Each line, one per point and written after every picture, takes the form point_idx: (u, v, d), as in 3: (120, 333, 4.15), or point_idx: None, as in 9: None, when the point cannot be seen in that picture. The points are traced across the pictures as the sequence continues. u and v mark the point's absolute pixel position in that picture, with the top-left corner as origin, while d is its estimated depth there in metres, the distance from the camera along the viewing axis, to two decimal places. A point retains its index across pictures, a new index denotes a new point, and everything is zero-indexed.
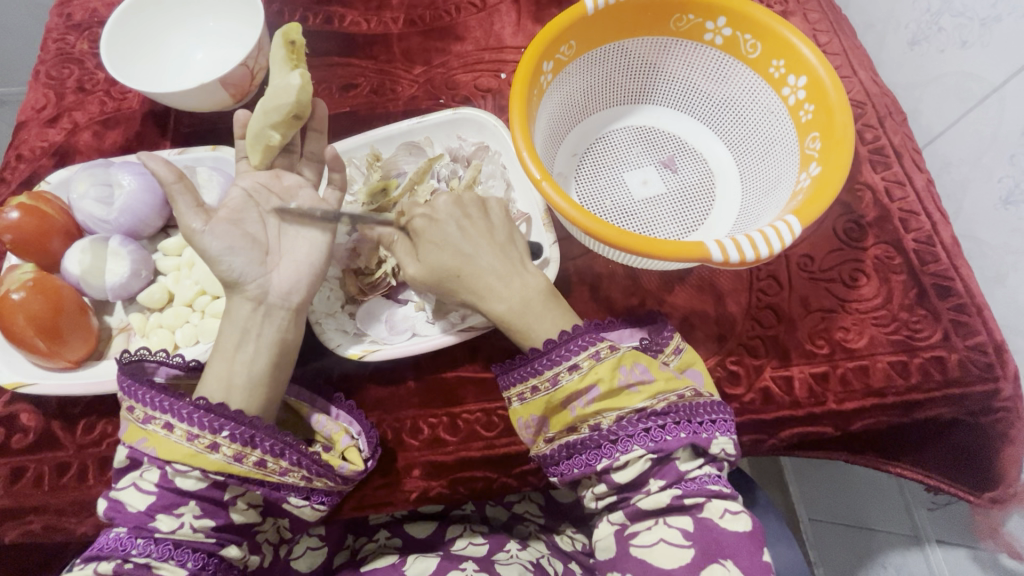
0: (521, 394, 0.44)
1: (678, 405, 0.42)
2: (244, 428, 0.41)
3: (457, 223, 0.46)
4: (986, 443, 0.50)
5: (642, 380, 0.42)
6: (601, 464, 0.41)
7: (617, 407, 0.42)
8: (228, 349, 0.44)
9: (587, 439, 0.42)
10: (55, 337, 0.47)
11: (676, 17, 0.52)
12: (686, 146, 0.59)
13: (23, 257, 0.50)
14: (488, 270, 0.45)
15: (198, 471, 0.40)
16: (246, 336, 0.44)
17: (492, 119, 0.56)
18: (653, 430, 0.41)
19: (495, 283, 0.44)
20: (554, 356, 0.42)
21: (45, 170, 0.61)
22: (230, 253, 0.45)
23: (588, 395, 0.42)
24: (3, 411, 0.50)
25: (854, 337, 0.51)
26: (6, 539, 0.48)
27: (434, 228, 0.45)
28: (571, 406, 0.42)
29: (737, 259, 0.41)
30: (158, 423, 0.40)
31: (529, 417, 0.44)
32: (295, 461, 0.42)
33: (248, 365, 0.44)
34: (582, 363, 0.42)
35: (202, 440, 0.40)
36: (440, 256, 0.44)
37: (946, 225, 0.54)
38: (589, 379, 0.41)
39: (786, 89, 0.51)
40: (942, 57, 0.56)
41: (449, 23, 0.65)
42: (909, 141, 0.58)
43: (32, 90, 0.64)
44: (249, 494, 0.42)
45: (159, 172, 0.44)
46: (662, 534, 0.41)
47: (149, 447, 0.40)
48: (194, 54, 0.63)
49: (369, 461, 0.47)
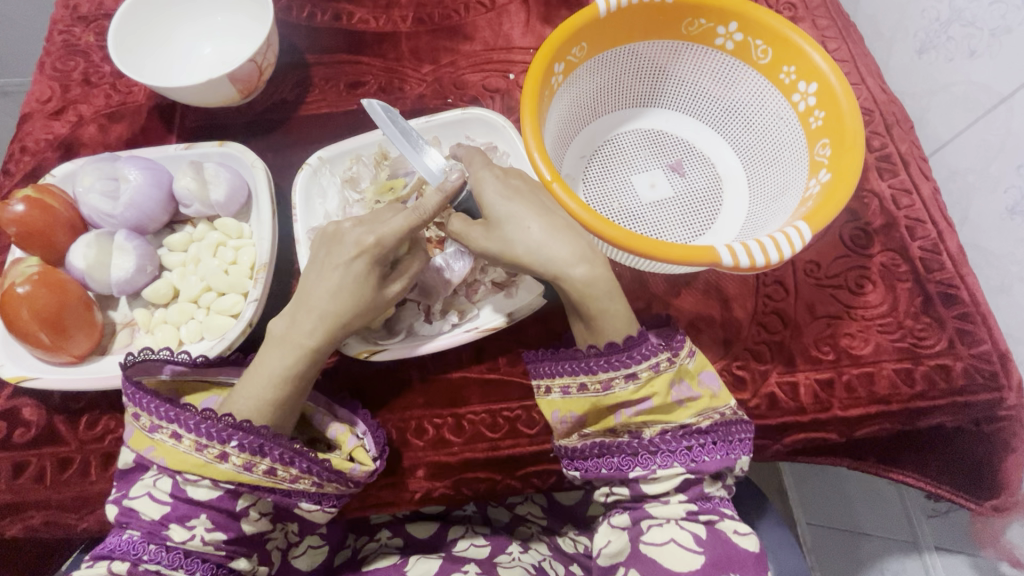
0: (566, 387, 0.44)
1: (718, 424, 0.42)
2: (252, 438, 0.40)
3: (503, 201, 0.44)
4: (988, 451, 0.50)
5: (690, 396, 0.42)
6: (633, 471, 0.42)
7: (663, 420, 0.42)
8: (283, 364, 0.42)
9: (625, 444, 0.43)
10: (60, 332, 0.47)
11: (688, 21, 0.52)
12: (694, 150, 0.58)
13: (27, 250, 0.50)
14: (563, 230, 0.44)
15: (208, 480, 0.40)
16: (305, 374, 0.43)
17: (501, 120, 0.56)
18: (694, 449, 0.42)
19: (571, 246, 0.43)
20: (613, 361, 0.42)
21: (49, 163, 0.61)
22: (330, 295, 0.43)
23: (638, 406, 0.42)
24: (5, 405, 0.50)
25: (860, 344, 0.51)
26: (5, 534, 0.48)
27: (500, 193, 0.44)
28: (618, 412, 0.43)
29: (747, 264, 0.41)
30: (165, 433, 0.41)
31: (567, 413, 0.44)
32: (304, 468, 0.42)
33: (299, 390, 0.43)
34: (640, 373, 0.42)
35: (210, 450, 0.40)
36: (506, 217, 0.44)
37: (952, 234, 0.54)
38: (644, 392, 0.42)
39: (797, 96, 0.51)
40: (950, 66, 0.56)
41: (458, 22, 0.65)
42: (917, 149, 0.58)
43: (37, 81, 0.64)
44: (261, 504, 0.42)
45: (391, 230, 0.43)
46: (673, 534, 0.41)
47: (157, 456, 0.41)
48: (202, 50, 0.62)
49: (376, 461, 0.46)
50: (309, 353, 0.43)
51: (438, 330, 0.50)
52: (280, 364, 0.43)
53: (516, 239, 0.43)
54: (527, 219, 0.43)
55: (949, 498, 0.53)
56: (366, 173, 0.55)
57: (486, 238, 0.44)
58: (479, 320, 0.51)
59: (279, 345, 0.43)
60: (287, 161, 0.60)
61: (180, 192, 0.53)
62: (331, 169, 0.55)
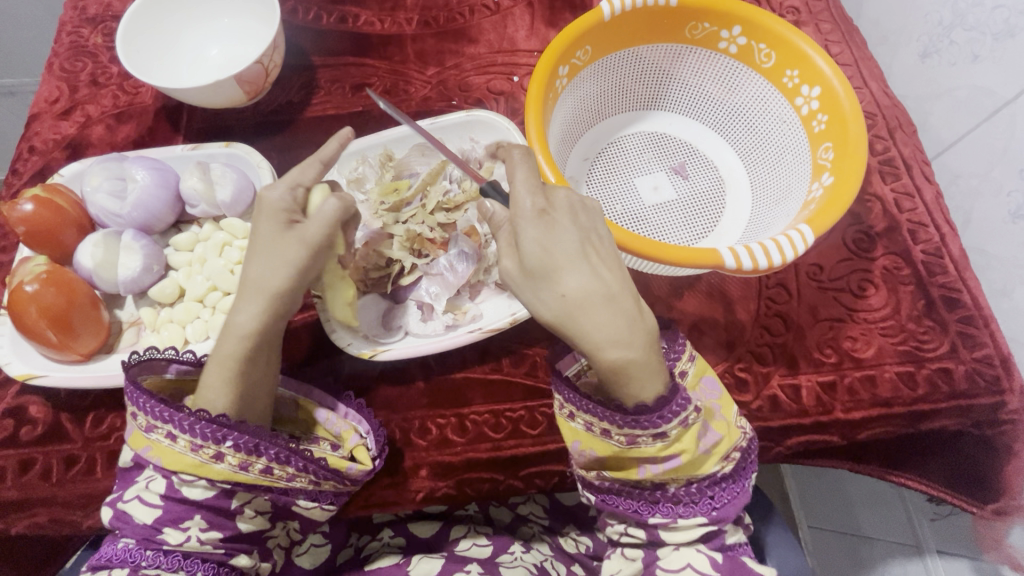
0: (590, 425, 0.41)
1: (738, 463, 0.43)
2: (247, 437, 0.40)
3: (544, 249, 0.37)
4: (991, 455, 0.50)
5: (714, 443, 0.42)
6: (653, 517, 0.43)
7: (688, 474, 0.42)
8: (231, 354, 0.41)
9: (646, 491, 0.43)
10: (66, 330, 0.47)
11: (691, 25, 0.52)
12: (698, 153, 0.59)
13: (35, 249, 0.51)
14: (605, 299, 0.37)
15: (205, 480, 0.40)
16: (261, 350, 0.42)
17: (506, 122, 0.56)
18: (715, 494, 0.42)
19: (611, 323, 0.37)
20: (642, 421, 0.39)
21: (57, 163, 0.61)
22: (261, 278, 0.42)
23: (665, 463, 0.41)
24: (11, 403, 0.50)
25: (862, 346, 0.51)
26: (12, 530, 0.48)
27: (543, 240, 0.37)
28: (642, 467, 0.42)
29: (750, 266, 0.41)
30: (161, 433, 0.40)
31: (586, 449, 0.42)
32: (300, 467, 0.42)
33: (253, 372, 0.42)
34: (670, 432, 0.39)
35: (206, 451, 0.40)
36: (545, 273, 0.37)
37: (955, 238, 0.54)
38: (672, 450, 0.40)
39: (800, 99, 0.51)
40: (953, 70, 0.57)
41: (463, 25, 0.66)
42: (920, 153, 0.59)
43: (46, 82, 0.65)
44: (257, 503, 0.42)
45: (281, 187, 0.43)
46: (690, 559, 0.42)
47: (153, 456, 0.41)
48: (209, 51, 0.63)
49: (375, 460, 0.47)
50: (248, 332, 0.42)
51: (437, 330, 0.51)
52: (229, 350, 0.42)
53: (551, 300, 0.37)
54: (563, 278, 0.36)
55: (954, 504, 0.53)
56: (372, 174, 0.56)
57: (527, 285, 0.38)
58: (481, 320, 0.51)
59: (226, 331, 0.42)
60: (292, 162, 0.60)
61: (186, 192, 0.53)
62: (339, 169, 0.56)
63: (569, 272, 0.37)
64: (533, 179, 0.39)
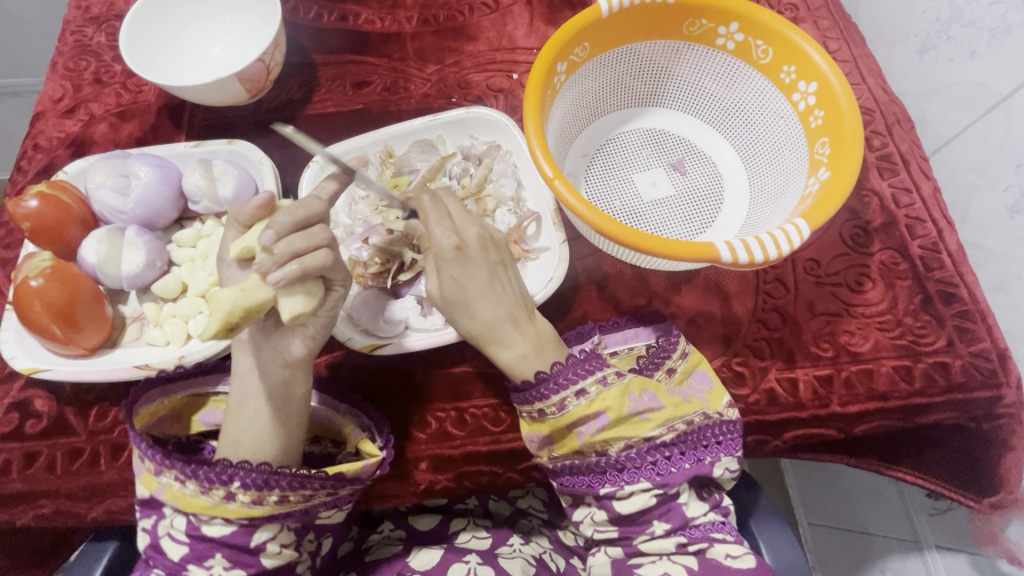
0: (530, 411, 0.45)
1: (686, 434, 0.45)
2: (254, 475, 0.40)
3: (457, 283, 0.43)
4: (987, 448, 0.50)
5: (652, 408, 0.44)
6: (604, 488, 0.44)
7: (627, 435, 0.44)
8: (236, 404, 0.44)
9: (593, 463, 0.44)
10: (71, 324, 0.48)
11: (689, 21, 0.53)
12: (696, 148, 0.59)
13: (40, 245, 0.51)
14: (506, 320, 0.44)
15: (221, 518, 0.41)
16: (249, 392, 0.44)
17: (505, 118, 0.57)
18: (660, 462, 0.44)
19: (511, 337, 0.44)
20: (560, 381, 0.44)
21: (61, 160, 0.62)
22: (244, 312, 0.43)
23: (596, 422, 0.44)
24: (16, 397, 0.51)
25: (859, 340, 0.51)
26: (17, 522, 0.49)
27: (455, 268, 0.43)
28: (579, 432, 0.44)
29: (745, 259, 0.41)
30: (171, 478, 0.41)
31: (535, 432, 0.45)
32: (317, 485, 0.43)
33: (254, 420, 0.43)
34: (589, 389, 0.44)
35: (216, 493, 0.40)
36: (458, 301, 0.43)
37: (952, 233, 0.55)
38: (597, 407, 0.43)
39: (797, 95, 0.51)
40: (951, 66, 0.57)
41: (463, 22, 0.66)
42: (917, 149, 0.59)
43: (50, 81, 0.65)
44: (281, 536, 0.43)
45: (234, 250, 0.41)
46: (667, 568, 0.44)
47: (168, 499, 0.42)
48: (211, 49, 0.63)
49: (385, 450, 0.46)
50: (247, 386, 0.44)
51: (437, 324, 0.51)
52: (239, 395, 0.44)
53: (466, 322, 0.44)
54: (473, 308, 0.44)
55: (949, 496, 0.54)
56: (372, 171, 0.56)
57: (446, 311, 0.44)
58: None
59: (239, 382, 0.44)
60: (294, 159, 0.61)
61: (189, 189, 0.54)
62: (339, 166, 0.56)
63: (478, 300, 0.44)
64: (446, 218, 0.43)
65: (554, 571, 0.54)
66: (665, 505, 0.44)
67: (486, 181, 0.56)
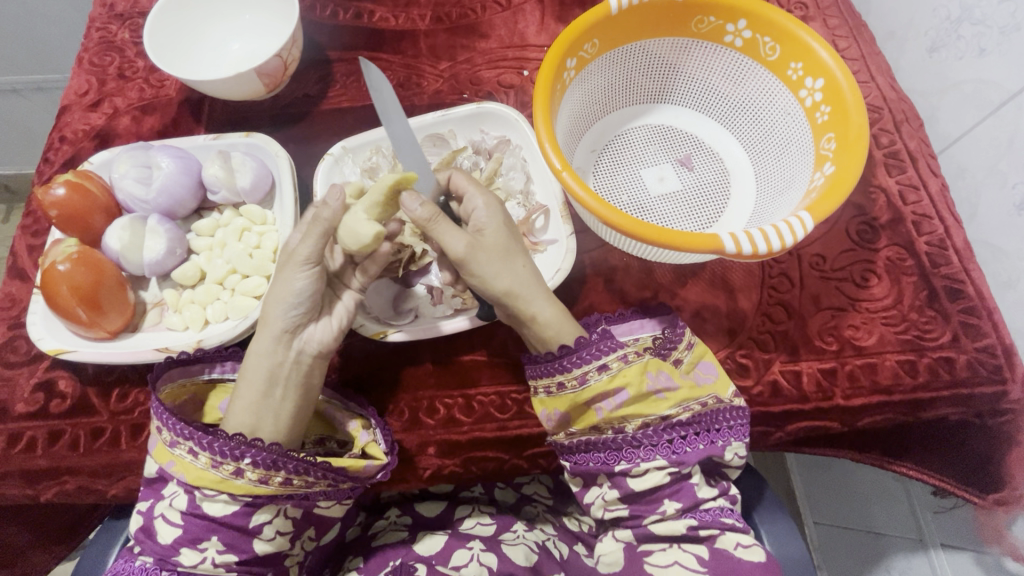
0: (548, 387, 0.47)
1: (700, 415, 0.45)
2: (265, 454, 0.42)
3: (503, 233, 0.46)
4: (991, 443, 0.51)
5: (669, 387, 0.45)
6: (619, 465, 0.45)
7: (643, 413, 0.45)
8: (255, 392, 0.44)
9: (609, 440, 0.46)
10: (95, 308, 0.50)
11: (697, 19, 0.53)
12: (703, 144, 0.60)
13: (66, 232, 0.53)
14: (538, 279, 0.46)
15: (225, 495, 0.42)
16: (274, 382, 0.45)
17: (515, 113, 0.58)
18: (676, 441, 0.45)
19: (543, 293, 0.46)
20: (583, 356, 0.45)
21: (86, 152, 0.64)
22: (291, 305, 0.45)
23: (616, 399, 0.45)
24: (42, 378, 0.53)
25: (863, 335, 0.52)
26: (41, 498, 0.51)
27: (499, 220, 0.46)
28: (598, 407, 0.45)
29: (749, 251, 0.42)
30: (184, 449, 0.42)
31: (552, 411, 0.47)
32: (320, 475, 0.44)
33: (283, 402, 0.45)
34: (611, 364, 0.45)
35: (225, 467, 0.41)
36: (502, 253, 0.45)
37: (959, 230, 0.55)
38: (618, 382, 0.45)
39: (804, 91, 0.52)
40: (960, 64, 0.57)
41: (475, 20, 0.67)
42: (925, 146, 0.59)
43: (76, 75, 0.68)
44: (277, 522, 0.44)
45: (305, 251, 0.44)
46: (677, 557, 0.45)
47: (177, 471, 0.42)
48: (231, 45, 0.65)
49: (387, 454, 0.48)
50: (271, 371, 0.44)
51: (445, 312, 0.53)
52: (259, 383, 0.44)
53: (505, 275, 0.45)
54: (517, 261, 0.46)
55: (953, 492, 0.54)
56: (385, 164, 0.58)
57: (485, 265, 0.44)
58: None
59: (254, 369, 0.45)
60: (309, 152, 0.63)
61: (208, 179, 0.55)
62: (353, 159, 0.58)
63: (516, 255, 0.46)
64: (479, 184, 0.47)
65: (558, 557, 0.55)
66: (677, 484, 0.45)
67: (496, 174, 0.57)
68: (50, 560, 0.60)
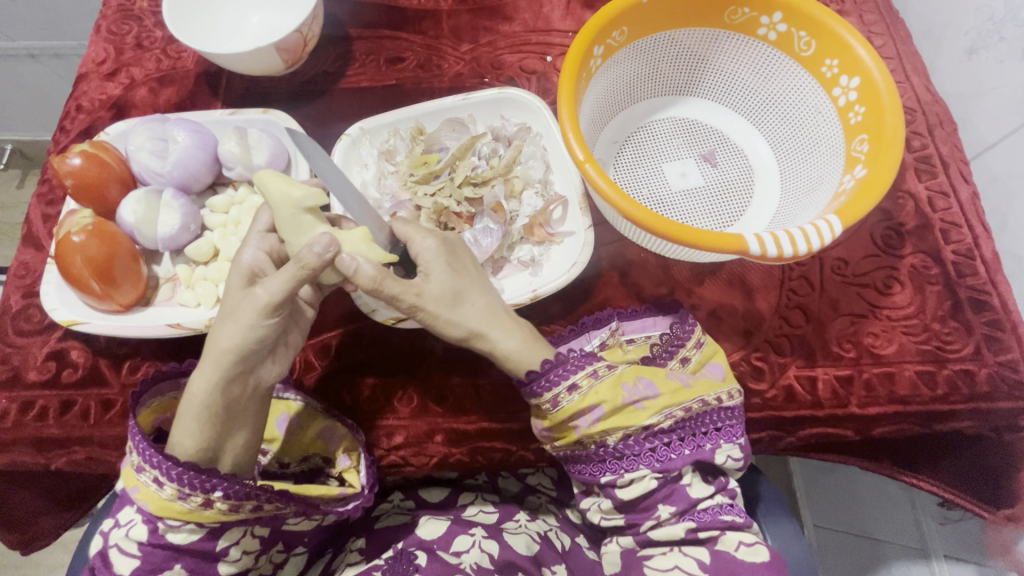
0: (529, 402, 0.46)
1: (683, 421, 0.45)
2: (237, 487, 0.41)
3: (457, 266, 0.44)
4: (1006, 459, 0.50)
5: (646, 396, 0.44)
6: (604, 477, 0.45)
7: (624, 425, 0.44)
8: (211, 434, 0.42)
9: (592, 453, 0.45)
10: (108, 280, 0.49)
11: (731, 9, 0.52)
12: (728, 141, 0.58)
13: (81, 203, 0.53)
14: (498, 310, 0.45)
15: (192, 524, 0.42)
16: (231, 421, 0.43)
17: (536, 100, 0.57)
18: (659, 449, 0.44)
19: (507, 324, 0.45)
20: (553, 377, 0.44)
21: (102, 123, 0.63)
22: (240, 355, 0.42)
23: (592, 415, 0.44)
24: (54, 347, 0.53)
25: (882, 343, 0.51)
26: (52, 466, 0.51)
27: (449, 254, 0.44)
28: (578, 425, 0.44)
29: (774, 253, 0.41)
30: (149, 476, 0.41)
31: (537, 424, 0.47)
32: (291, 499, 0.44)
33: (242, 436, 0.44)
34: (581, 383, 0.44)
35: (194, 499, 0.41)
36: (457, 293, 0.44)
37: (988, 240, 0.53)
38: (591, 400, 0.44)
39: (837, 90, 0.50)
40: (1001, 67, 0.55)
41: (499, 2, 0.66)
42: (958, 152, 0.57)
43: (93, 43, 0.67)
44: (244, 543, 0.44)
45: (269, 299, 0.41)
46: (678, 561, 0.45)
47: (139, 498, 0.41)
48: (251, 18, 0.64)
49: (364, 487, 0.48)
50: (222, 413, 0.42)
51: None
52: (212, 427, 0.42)
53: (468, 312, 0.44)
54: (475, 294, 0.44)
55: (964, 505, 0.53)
56: (402, 147, 0.57)
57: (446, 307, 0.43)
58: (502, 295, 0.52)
59: (203, 414, 0.42)
60: (326, 131, 0.62)
61: (224, 155, 0.54)
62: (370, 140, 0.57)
63: (474, 286, 0.45)
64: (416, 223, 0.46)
65: (560, 547, 0.55)
66: (669, 488, 0.45)
67: (515, 162, 0.56)
68: (59, 527, 0.61)
